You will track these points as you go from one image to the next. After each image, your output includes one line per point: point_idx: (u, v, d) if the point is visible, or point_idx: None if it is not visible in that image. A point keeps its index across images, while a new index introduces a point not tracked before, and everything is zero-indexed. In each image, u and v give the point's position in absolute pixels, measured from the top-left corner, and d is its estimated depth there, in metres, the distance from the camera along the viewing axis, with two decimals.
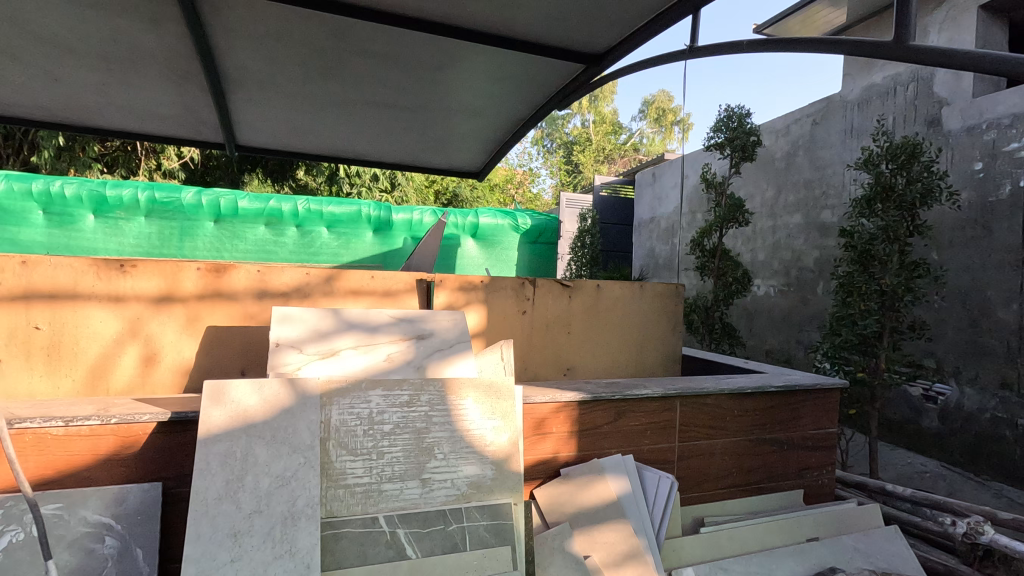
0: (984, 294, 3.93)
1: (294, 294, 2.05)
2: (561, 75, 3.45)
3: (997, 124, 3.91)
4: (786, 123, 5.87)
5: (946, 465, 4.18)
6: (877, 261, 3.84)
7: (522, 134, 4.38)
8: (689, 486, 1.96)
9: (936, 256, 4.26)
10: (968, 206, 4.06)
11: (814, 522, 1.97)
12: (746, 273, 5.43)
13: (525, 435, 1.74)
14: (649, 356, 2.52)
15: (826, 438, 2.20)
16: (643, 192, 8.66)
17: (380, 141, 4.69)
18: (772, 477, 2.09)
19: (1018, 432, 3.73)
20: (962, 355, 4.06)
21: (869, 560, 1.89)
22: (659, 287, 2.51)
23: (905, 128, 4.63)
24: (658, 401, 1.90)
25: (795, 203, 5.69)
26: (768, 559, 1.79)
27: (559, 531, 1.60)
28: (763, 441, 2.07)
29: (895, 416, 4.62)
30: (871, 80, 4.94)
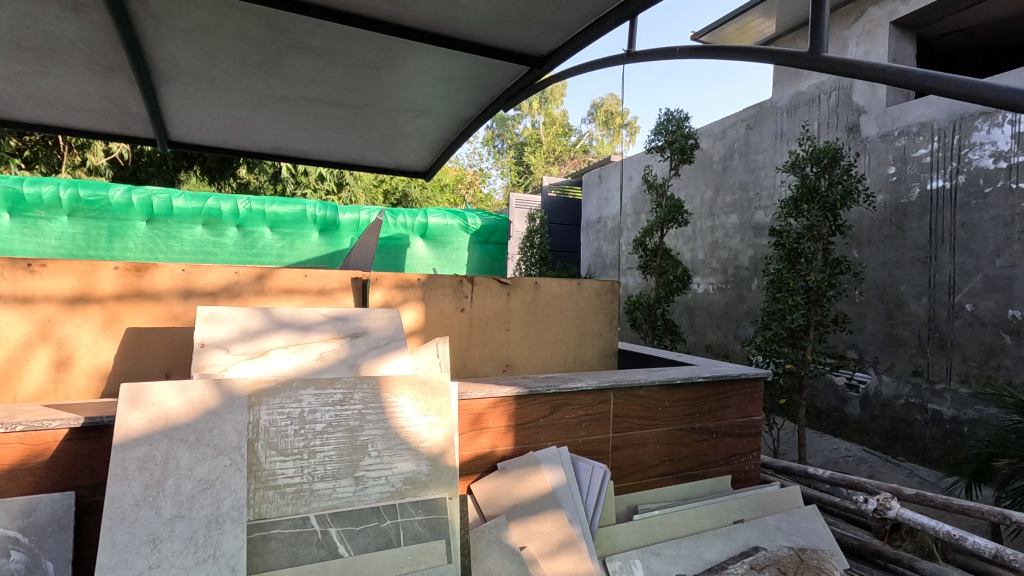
0: (897, 289, 4.24)
1: (222, 293, 1.99)
2: (505, 76, 3.49)
3: (907, 131, 4.23)
4: (722, 127, 6.13)
5: (867, 449, 4.49)
6: (803, 259, 4.08)
7: (469, 133, 4.40)
8: (623, 476, 2.03)
9: (856, 254, 4.56)
10: (883, 208, 4.37)
11: (740, 505, 2.08)
12: (686, 272, 5.65)
13: (462, 430, 1.75)
14: (587, 351, 2.59)
15: (751, 425, 2.33)
16: (590, 193, 8.84)
17: (322, 140, 4.60)
18: (701, 464, 2.19)
19: (928, 415, 4.04)
20: (880, 346, 4.36)
21: (790, 537, 2.01)
22: (596, 283, 2.59)
23: (829, 134, 4.93)
24: (592, 393, 1.96)
25: (731, 204, 5.95)
26: (697, 542, 1.88)
27: (495, 524, 1.63)
28: (692, 429, 2.17)
29: (823, 405, 4.90)
30: (798, 88, 5.23)
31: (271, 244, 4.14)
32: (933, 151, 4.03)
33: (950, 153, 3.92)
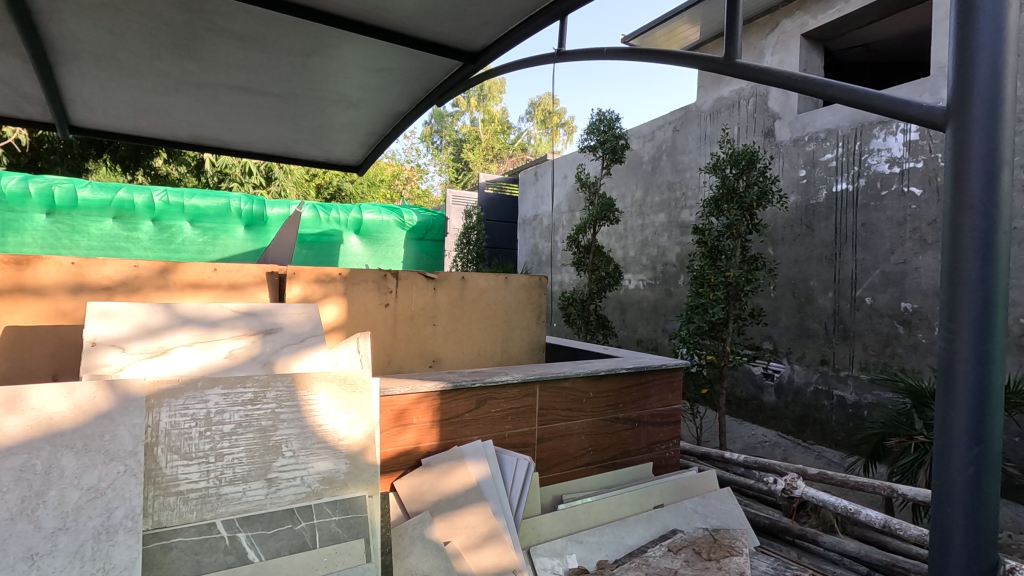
0: (807, 284, 4.55)
1: (120, 288, 1.85)
2: (438, 71, 3.46)
3: (816, 137, 4.54)
4: (651, 129, 6.35)
5: (781, 433, 4.79)
6: (723, 255, 4.31)
7: (403, 128, 4.33)
8: (548, 467, 2.06)
9: (771, 252, 4.85)
10: (795, 208, 4.68)
11: (661, 490, 2.16)
12: (617, 268, 5.82)
13: (385, 427, 1.72)
14: (515, 346, 2.62)
15: (671, 414, 2.43)
16: (526, 191, 8.91)
17: (245, 130, 4.37)
18: (625, 453, 2.26)
19: (834, 401, 4.37)
20: (792, 338, 4.67)
21: (706, 519, 2.12)
22: (523, 278, 2.61)
23: (747, 138, 5.21)
24: (518, 386, 1.98)
25: (659, 203, 6.18)
26: (619, 527, 1.94)
27: (419, 520, 1.61)
28: (616, 419, 2.24)
29: (742, 393, 5.19)
30: (720, 94, 5.50)
31: (191, 239, 4.05)
32: (838, 156, 4.35)
33: (852, 158, 4.25)
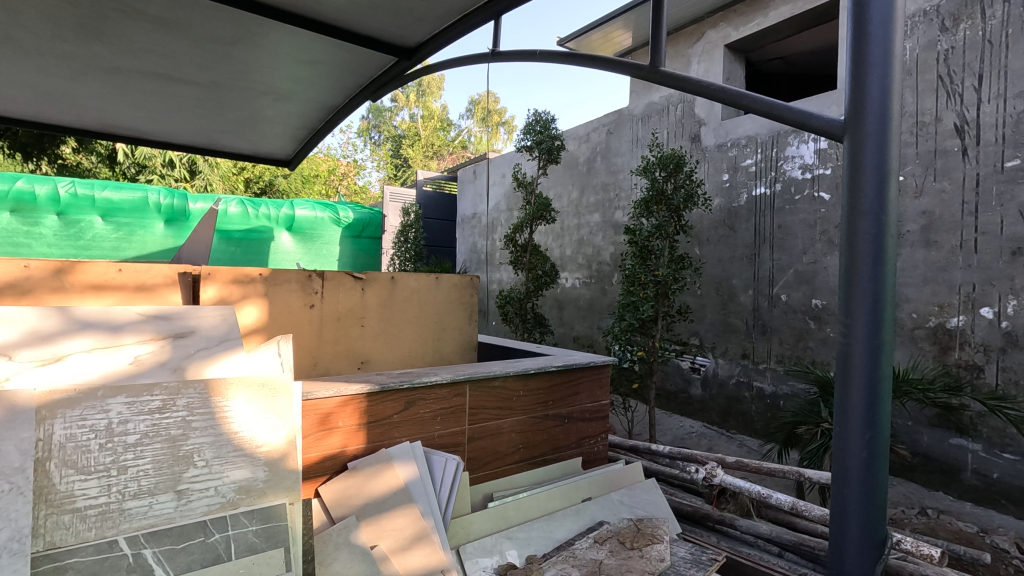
0: (730, 282, 4.81)
1: (7, 290, 1.70)
2: (370, 65, 3.39)
3: (737, 143, 4.80)
4: (586, 131, 6.49)
5: (707, 424, 5.04)
6: (653, 255, 4.48)
7: (336, 122, 4.21)
8: (479, 466, 2.08)
9: (698, 252, 5.09)
10: (719, 210, 4.93)
11: (588, 484, 2.24)
12: (553, 267, 5.92)
13: (309, 432, 1.68)
14: (447, 346, 2.62)
15: (600, 409, 2.51)
16: (465, 189, 8.88)
17: (163, 120, 4.11)
18: (554, 449, 2.32)
19: (754, 392, 4.64)
20: (716, 333, 4.93)
21: (632, 509, 2.20)
22: (455, 278, 2.61)
23: (675, 142, 5.43)
24: (447, 387, 1.98)
25: (595, 203, 6.34)
26: (548, 522, 1.99)
27: (343, 526, 1.59)
28: (546, 416, 2.29)
29: (671, 387, 5.42)
30: (650, 99, 5.69)
31: (104, 234, 4.33)
32: (757, 161, 4.62)
33: (770, 164, 4.52)
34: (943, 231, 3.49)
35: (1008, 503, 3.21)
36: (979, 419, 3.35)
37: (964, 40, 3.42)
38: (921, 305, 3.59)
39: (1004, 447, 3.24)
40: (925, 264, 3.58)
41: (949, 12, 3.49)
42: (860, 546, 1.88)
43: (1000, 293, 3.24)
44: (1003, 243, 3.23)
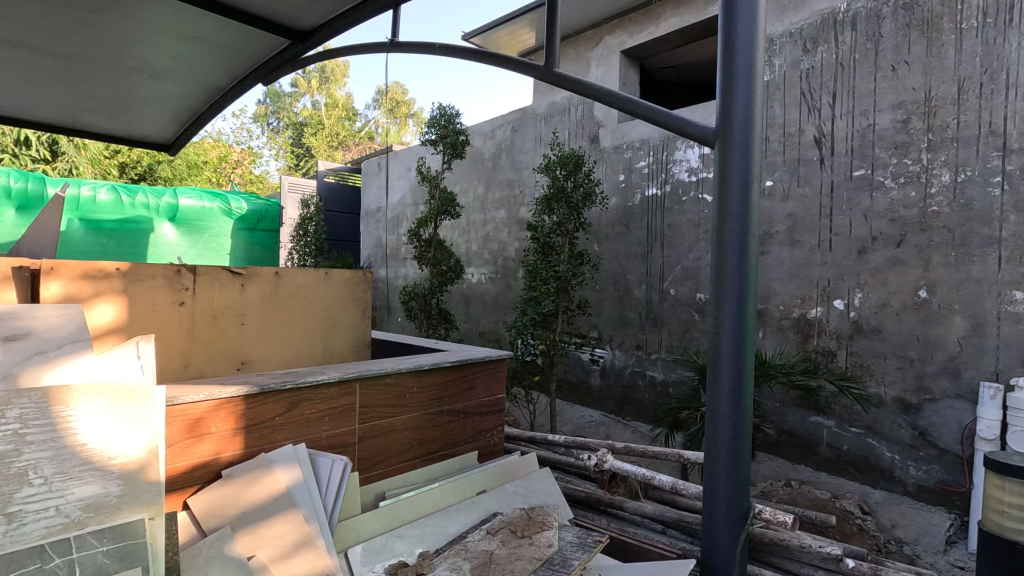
0: (626, 277, 5.07)
1: None
2: (258, 46, 3.18)
3: (632, 146, 5.05)
4: (491, 127, 6.53)
5: (605, 413, 5.28)
6: (554, 250, 4.62)
7: (221, 106, 3.91)
8: (371, 465, 2.03)
9: (596, 248, 5.31)
10: (615, 209, 5.16)
11: (484, 477, 2.27)
12: (458, 262, 5.92)
13: (176, 440, 1.55)
14: (337, 343, 2.55)
15: (495, 403, 2.55)
16: (368, 181, 8.61)
17: (10, 93, 3.60)
18: (449, 444, 2.32)
19: (646, 381, 4.92)
20: (613, 326, 5.17)
21: (526, 499, 2.26)
22: (346, 273, 2.55)
23: (575, 142, 5.62)
24: (335, 386, 1.92)
25: (500, 199, 6.40)
26: (442, 517, 1.99)
27: (217, 538, 1.48)
28: (441, 412, 2.29)
29: (573, 378, 5.61)
30: (552, 99, 5.84)
31: None
32: (650, 163, 4.89)
33: (660, 167, 4.80)
34: (805, 232, 3.90)
35: (855, 470, 3.67)
36: (832, 398, 3.79)
37: (821, 62, 3.84)
38: (787, 298, 4.00)
39: (852, 421, 3.69)
40: (790, 262, 3.98)
41: (810, 35, 3.90)
42: (728, 519, 2.06)
43: (849, 287, 3.69)
44: (852, 243, 3.67)
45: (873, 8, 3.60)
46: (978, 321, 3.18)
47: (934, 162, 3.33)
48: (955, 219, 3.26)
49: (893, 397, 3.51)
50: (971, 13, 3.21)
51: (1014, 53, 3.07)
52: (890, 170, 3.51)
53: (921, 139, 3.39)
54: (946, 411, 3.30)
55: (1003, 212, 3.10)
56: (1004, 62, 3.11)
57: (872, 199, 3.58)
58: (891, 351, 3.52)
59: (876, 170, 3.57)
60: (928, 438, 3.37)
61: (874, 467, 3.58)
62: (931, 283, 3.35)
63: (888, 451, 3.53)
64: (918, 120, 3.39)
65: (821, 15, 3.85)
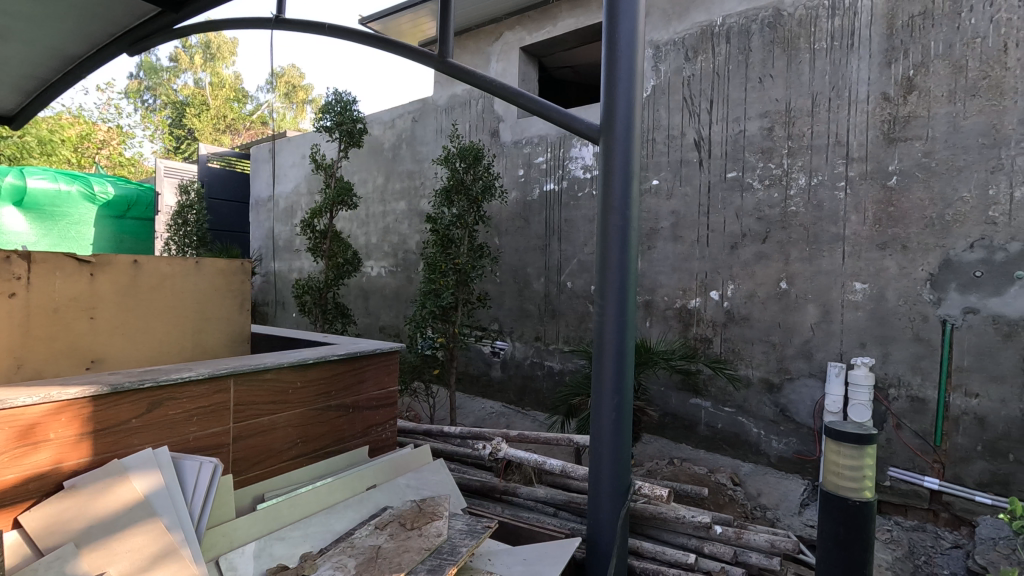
0: (525, 270, 5.17)
1: None
2: (119, 11, 2.85)
3: (530, 142, 5.15)
4: (391, 116, 6.37)
5: (505, 404, 5.36)
6: (453, 243, 4.59)
7: (76, 75, 3.46)
8: (248, 466, 1.91)
9: (497, 242, 5.37)
10: (514, 203, 5.25)
11: (374, 471, 2.22)
12: (355, 255, 5.73)
13: (3, 450, 1.35)
14: (209, 338, 2.39)
15: (387, 396, 2.51)
16: (258, 167, 8.06)
17: None
18: (337, 440, 2.25)
19: (545, 370, 5.06)
20: (513, 318, 5.26)
21: (418, 491, 2.24)
22: (218, 263, 2.40)
23: (476, 135, 5.63)
24: (205, 383, 1.78)
25: (400, 191, 6.26)
26: (327, 516, 1.92)
27: (56, 557, 1.31)
28: (327, 407, 2.21)
29: (474, 370, 5.63)
30: (453, 91, 5.81)
31: None
32: (547, 159, 5.02)
33: (557, 163, 4.95)
34: (686, 228, 4.20)
35: (727, 446, 4.03)
36: (709, 381, 4.13)
37: (701, 70, 4.14)
38: (671, 289, 4.29)
39: (725, 402, 4.05)
40: (673, 256, 4.27)
41: (691, 45, 4.19)
42: (611, 498, 2.17)
43: (723, 279, 4.03)
44: (726, 239, 4.01)
45: (744, 24, 3.94)
46: (827, 308, 3.61)
47: (793, 166, 3.72)
48: (809, 218, 3.66)
49: (759, 377, 3.89)
50: (822, 35, 3.62)
51: (855, 74, 3.51)
52: (757, 173, 3.88)
53: (782, 146, 3.77)
54: (802, 389, 3.71)
55: (846, 213, 3.53)
56: (847, 81, 3.53)
57: (742, 199, 3.93)
58: (758, 337, 3.89)
59: (745, 173, 3.92)
60: (788, 413, 3.77)
61: (743, 442, 3.96)
62: (790, 275, 3.74)
63: (755, 427, 3.91)
64: (780, 128, 3.77)
65: (700, 27, 4.15)
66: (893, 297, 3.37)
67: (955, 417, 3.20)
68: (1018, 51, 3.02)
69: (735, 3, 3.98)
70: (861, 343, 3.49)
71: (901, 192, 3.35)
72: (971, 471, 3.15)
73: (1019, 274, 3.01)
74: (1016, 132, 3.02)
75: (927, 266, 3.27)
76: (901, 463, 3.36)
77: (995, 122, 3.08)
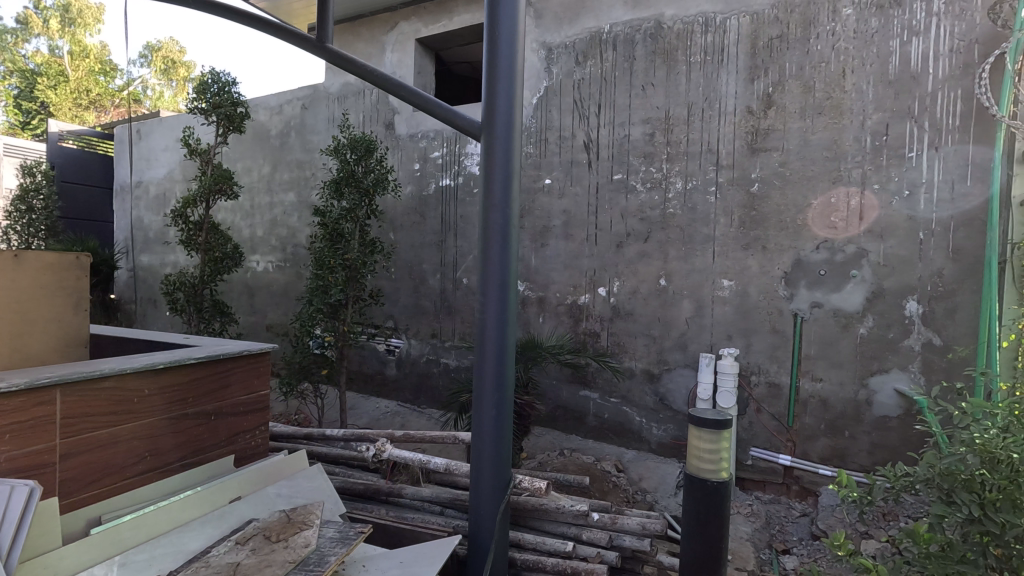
0: (421, 266, 5.09)
1: None
2: None
3: (426, 136, 5.06)
4: (278, 102, 5.98)
5: (401, 402, 5.24)
6: (343, 238, 4.40)
7: None
8: (82, 486, 1.70)
9: (391, 237, 5.23)
10: (410, 197, 5.14)
11: (239, 482, 2.06)
12: (236, 248, 5.32)
13: None
14: (34, 343, 2.11)
15: (256, 401, 2.35)
16: (122, 150, 7.22)
17: None
18: (196, 451, 2.07)
19: (441, 367, 5.02)
20: (408, 316, 5.16)
21: (290, 499, 2.12)
22: (44, 257, 2.13)
23: (369, 127, 5.44)
24: (23, 395, 1.56)
25: (288, 181, 5.91)
26: (180, 534, 1.76)
27: None
28: (184, 416, 2.02)
29: (368, 369, 5.45)
30: (346, 79, 5.57)
31: None
32: (443, 154, 4.97)
33: (453, 158, 4.91)
34: (577, 227, 4.34)
35: (613, 435, 4.23)
36: (597, 373, 4.30)
37: (590, 74, 4.29)
38: (562, 286, 4.42)
39: (611, 393, 4.25)
40: (564, 253, 4.40)
41: (581, 49, 4.33)
42: (492, 492, 2.19)
43: (609, 276, 4.21)
44: (612, 237, 4.20)
45: (629, 33, 4.13)
46: (700, 304, 3.89)
47: (671, 171, 3.97)
48: (684, 220, 3.93)
49: (641, 369, 4.12)
50: (696, 50, 3.89)
51: (724, 87, 3.80)
52: (640, 176, 4.09)
53: (662, 151, 4.00)
54: (678, 378, 3.98)
55: (716, 215, 3.83)
56: (718, 94, 3.83)
57: (627, 200, 4.14)
58: (641, 331, 4.12)
59: (630, 175, 4.13)
60: (666, 402, 4.03)
61: (627, 430, 4.18)
62: (668, 273, 3.99)
63: (638, 416, 4.14)
64: (661, 134, 4.01)
65: (589, 33, 4.30)
66: (755, 293, 3.71)
67: (803, 400, 3.59)
68: (854, 77, 3.44)
69: (621, 12, 4.17)
70: (727, 335, 3.81)
71: (761, 198, 3.69)
72: (815, 447, 3.56)
73: (853, 273, 3.44)
74: (852, 148, 3.44)
75: (782, 265, 3.63)
76: (760, 444, 3.71)
77: (837, 138, 3.48)
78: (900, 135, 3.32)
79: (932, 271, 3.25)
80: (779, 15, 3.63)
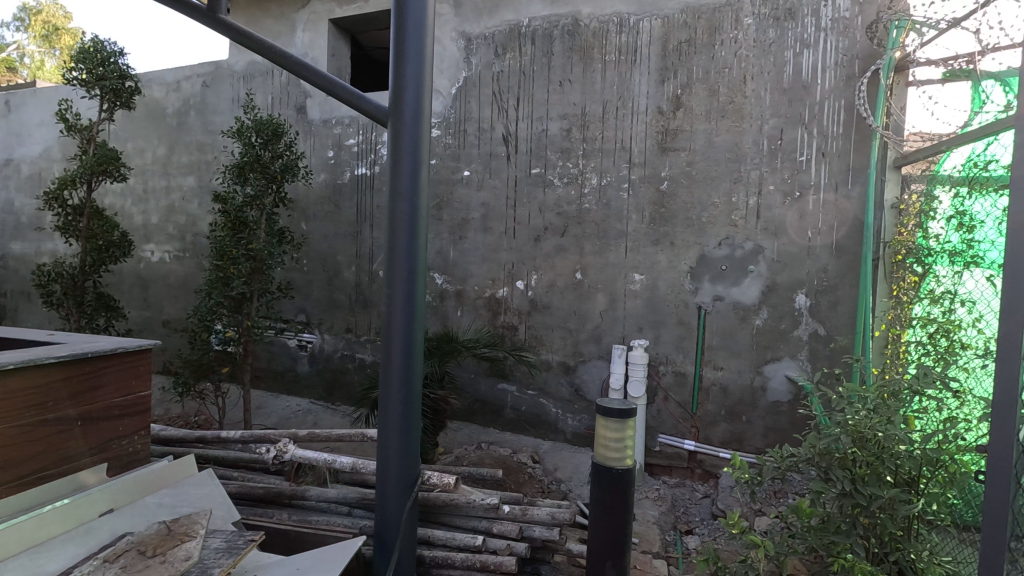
0: (334, 258, 4.88)
1: None
2: None
3: (341, 122, 4.84)
4: (176, 77, 5.49)
5: (313, 400, 5.01)
6: (247, 226, 4.12)
7: None
8: None
9: (302, 226, 4.97)
10: (323, 185, 4.90)
11: (112, 493, 1.87)
12: (125, 236, 4.84)
13: None
14: None
15: (134, 403, 2.13)
16: None
17: None
18: (58, 461, 1.85)
19: (356, 363, 4.84)
20: (321, 309, 4.94)
21: (174, 509, 1.95)
22: None
23: (279, 109, 5.12)
24: None
25: (188, 164, 5.46)
26: (35, 556, 1.56)
27: None
28: (42, 422, 1.80)
29: (278, 366, 5.16)
30: (253, 57, 5.21)
31: None
32: (359, 142, 4.78)
33: (369, 146, 4.73)
34: (496, 220, 4.32)
35: (530, 427, 4.28)
36: (514, 366, 4.32)
37: (509, 67, 4.27)
38: (481, 279, 4.39)
39: (528, 385, 4.28)
40: (483, 246, 4.38)
41: (500, 41, 4.30)
42: (398, 491, 2.12)
43: (527, 269, 4.24)
44: (530, 231, 4.22)
45: (547, 29, 4.15)
46: (613, 297, 4.01)
47: (587, 167, 4.05)
48: (599, 215, 4.02)
49: (558, 361, 4.18)
50: (611, 49, 3.97)
51: (637, 87, 3.92)
52: (557, 171, 4.14)
53: (578, 147, 4.07)
54: (593, 370, 4.08)
55: (628, 211, 3.95)
56: (631, 93, 3.93)
57: (545, 194, 4.17)
58: (557, 324, 4.17)
59: (547, 170, 4.16)
60: (581, 393, 4.12)
61: (544, 422, 4.23)
62: (584, 267, 4.07)
63: (554, 407, 4.20)
64: (577, 130, 4.07)
65: (508, 25, 4.28)
66: (664, 287, 3.87)
67: (706, 388, 3.79)
68: (753, 83, 3.65)
69: (539, 7, 4.18)
70: (638, 327, 3.95)
71: (670, 196, 3.84)
72: (717, 432, 3.77)
73: (751, 268, 3.67)
74: (752, 151, 3.66)
75: (688, 260, 3.80)
76: (668, 430, 3.88)
77: (738, 140, 3.69)
78: (793, 140, 3.57)
79: (818, 267, 3.53)
80: (687, 20, 3.78)
